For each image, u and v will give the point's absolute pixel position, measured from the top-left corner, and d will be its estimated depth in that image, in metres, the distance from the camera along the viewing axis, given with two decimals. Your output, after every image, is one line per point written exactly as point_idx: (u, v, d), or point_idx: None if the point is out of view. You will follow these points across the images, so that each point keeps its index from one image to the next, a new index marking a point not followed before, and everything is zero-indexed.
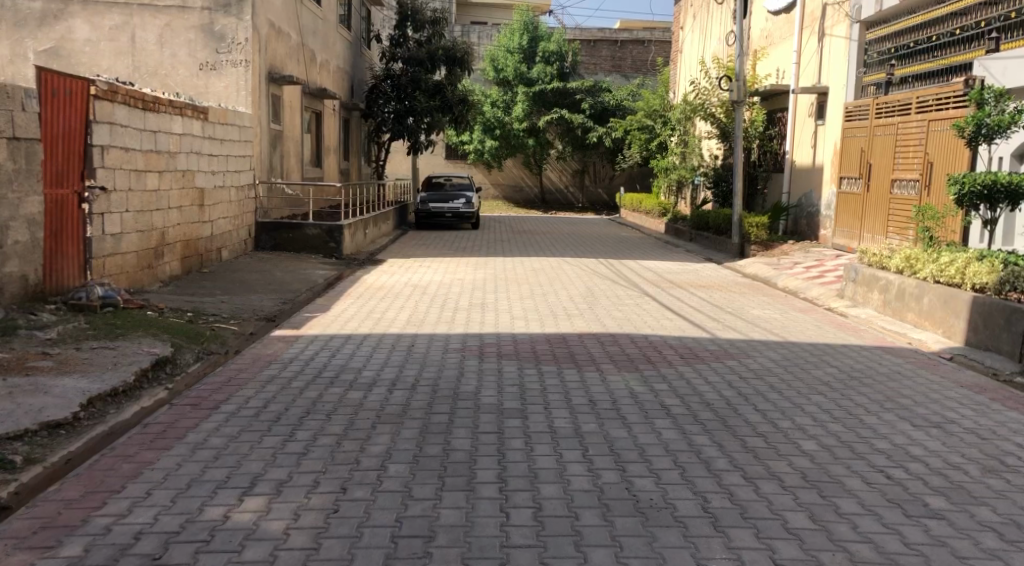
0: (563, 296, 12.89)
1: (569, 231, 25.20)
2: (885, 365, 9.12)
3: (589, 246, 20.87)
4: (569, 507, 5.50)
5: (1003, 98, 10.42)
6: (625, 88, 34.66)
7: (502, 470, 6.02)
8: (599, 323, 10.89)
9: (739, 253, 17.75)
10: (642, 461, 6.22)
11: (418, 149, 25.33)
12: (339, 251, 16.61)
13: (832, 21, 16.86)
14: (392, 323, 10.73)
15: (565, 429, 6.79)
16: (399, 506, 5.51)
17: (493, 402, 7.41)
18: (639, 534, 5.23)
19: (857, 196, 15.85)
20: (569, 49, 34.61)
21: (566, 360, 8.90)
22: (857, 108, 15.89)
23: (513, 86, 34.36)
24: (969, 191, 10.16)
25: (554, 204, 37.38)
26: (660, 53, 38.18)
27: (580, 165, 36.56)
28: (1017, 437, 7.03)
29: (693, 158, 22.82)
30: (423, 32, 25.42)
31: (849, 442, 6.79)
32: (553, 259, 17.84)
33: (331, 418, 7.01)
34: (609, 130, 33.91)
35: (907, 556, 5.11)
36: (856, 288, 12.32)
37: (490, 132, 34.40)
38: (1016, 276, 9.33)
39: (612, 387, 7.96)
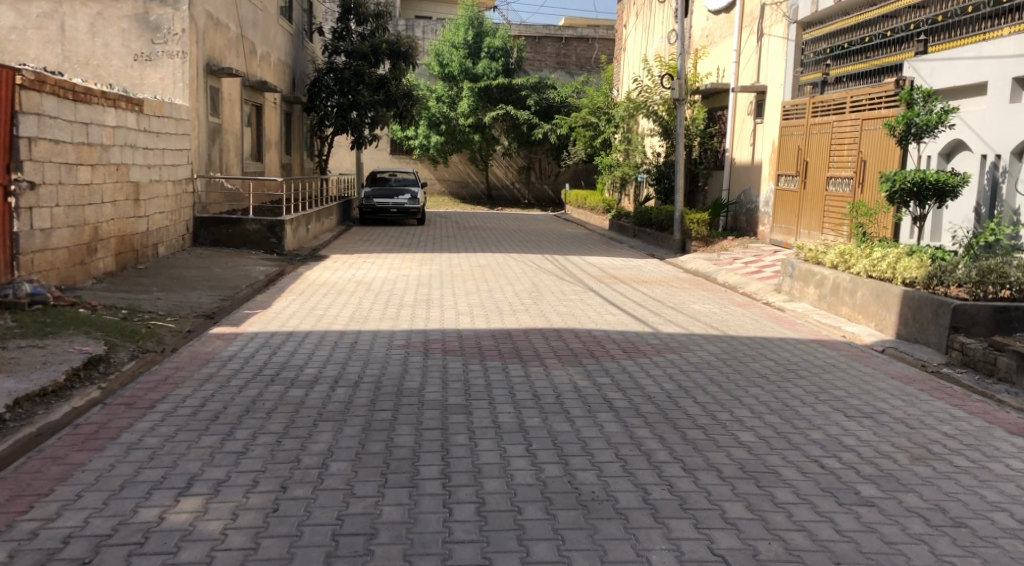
0: (508, 292, 12.96)
1: (515, 228, 25.21)
2: (820, 358, 9.35)
3: (534, 241, 21.00)
4: (512, 502, 5.57)
5: (932, 99, 10.74)
6: (570, 86, 34.89)
7: (445, 466, 6.06)
8: (544, 319, 10.97)
9: (680, 250, 17.94)
10: (585, 455, 6.31)
11: (362, 144, 25.36)
12: (280, 247, 16.43)
13: (770, 22, 17.20)
14: (335, 320, 10.68)
15: (509, 424, 6.86)
16: (340, 504, 5.53)
17: (436, 399, 7.44)
18: (582, 526, 5.31)
19: (793, 193, 16.15)
20: (513, 45, 34.66)
21: (510, 355, 8.97)
22: (794, 107, 16.18)
23: (457, 81, 34.22)
24: (900, 188, 10.45)
25: (500, 200, 37.49)
26: (603, 51, 38.51)
27: (526, 161, 36.71)
28: (943, 427, 7.26)
29: (637, 155, 23.04)
30: (367, 26, 25.41)
31: (785, 433, 6.95)
32: (499, 255, 17.89)
33: (271, 416, 6.99)
34: (553, 126, 34.22)
35: (839, 543, 5.26)
36: (793, 283, 12.57)
37: (434, 127, 34.27)
38: (943, 270, 9.68)
39: (556, 381, 8.06)
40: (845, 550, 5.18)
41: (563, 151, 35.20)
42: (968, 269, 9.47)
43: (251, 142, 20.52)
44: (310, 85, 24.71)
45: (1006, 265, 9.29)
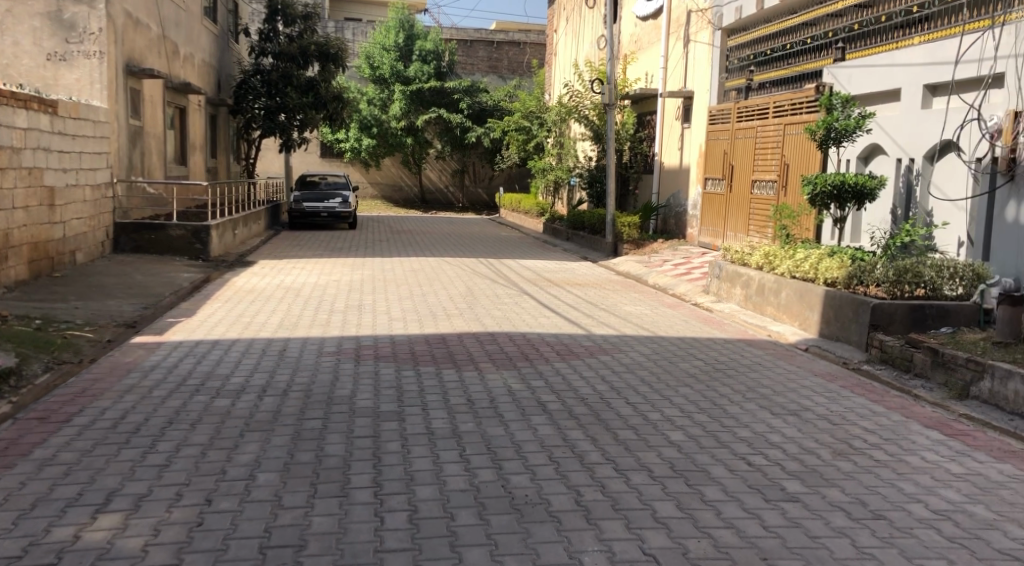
0: (442, 296, 13.03)
1: (448, 231, 25.25)
2: (747, 357, 9.61)
3: (468, 245, 21.09)
4: (444, 509, 5.65)
5: (849, 104, 11.11)
6: (502, 90, 35.11)
7: (377, 474, 6.12)
8: (479, 322, 11.06)
9: (612, 252, 18.19)
10: (518, 458, 6.42)
11: (290, 147, 25.12)
12: (205, 253, 16.25)
13: (696, 29, 17.57)
14: (263, 327, 10.65)
15: (442, 430, 6.94)
16: (269, 516, 5.54)
17: (368, 406, 7.49)
18: (514, 531, 5.41)
19: (720, 197, 16.50)
20: (445, 49, 34.73)
21: (444, 360, 9.05)
22: (719, 112, 16.54)
23: (388, 84, 34.12)
24: (821, 191, 10.78)
25: (433, 204, 37.52)
26: (535, 55, 38.81)
27: (459, 164, 36.82)
28: (864, 422, 7.54)
29: (569, 159, 23.38)
30: (295, 27, 25.13)
31: (713, 431, 7.16)
32: (432, 258, 17.96)
33: (196, 427, 6.97)
34: (487, 130, 34.42)
35: (765, 539, 5.44)
36: (721, 284, 12.86)
37: (365, 130, 34.13)
38: (863, 270, 9.99)
39: (490, 385, 8.16)
40: (771, 546, 5.36)
41: (497, 155, 35.38)
42: (885, 268, 9.79)
43: (175, 145, 20.25)
44: (237, 88, 24.65)
45: (920, 264, 9.63)
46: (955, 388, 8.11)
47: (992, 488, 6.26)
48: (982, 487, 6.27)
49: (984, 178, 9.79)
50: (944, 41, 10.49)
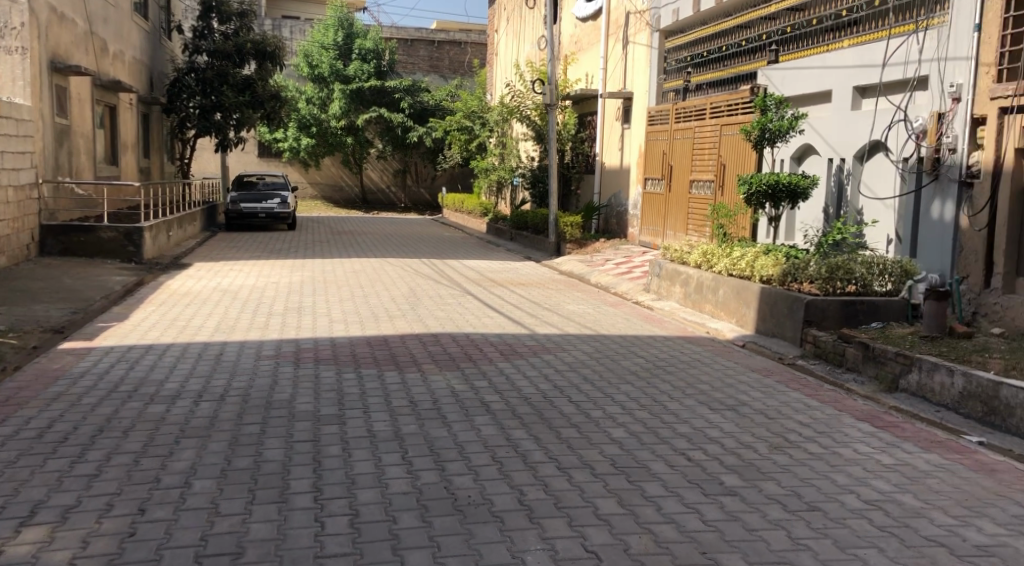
0: (384, 297, 13.05)
1: (391, 232, 25.23)
2: (686, 354, 9.80)
3: (410, 245, 21.10)
4: (385, 512, 5.68)
5: (783, 106, 11.37)
6: (444, 89, 35.19)
7: (317, 479, 6.13)
8: (421, 324, 11.11)
9: (555, 251, 18.35)
10: (461, 459, 6.48)
11: (226, 146, 24.87)
12: (137, 255, 16.01)
13: (635, 30, 17.82)
14: (199, 331, 10.57)
15: (384, 433, 6.99)
16: (205, 524, 5.51)
17: (308, 410, 7.49)
18: (456, 532, 5.44)
19: (659, 196, 16.73)
20: (385, 48, 34.62)
21: (386, 362, 9.09)
22: (658, 113, 16.78)
23: (328, 83, 33.90)
24: (756, 190, 11.01)
25: (375, 204, 37.39)
26: (476, 55, 38.91)
27: (401, 164, 36.78)
28: (798, 416, 7.75)
29: (512, 159, 23.51)
30: (230, 24, 24.98)
31: (653, 427, 7.30)
32: (373, 259, 17.94)
33: (128, 435, 6.91)
34: (428, 130, 34.42)
35: (704, 533, 5.53)
36: (660, 283, 13.07)
37: (304, 129, 33.83)
38: (796, 268, 10.24)
39: (433, 386, 8.23)
40: (709, 540, 5.45)
41: (438, 154, 35.40)
42: (819, 265, 10.03)
43: (105, 145, 19.95)
44: (170, 86, 24.32)
45: (852, 262, 9.88)
46: (885, 381, 8.36)
47: (920, 478, 6.45)
48: (911, 477, 6.46)
49: (910, 177, 10.11)
50: (872, 45, 10.82)
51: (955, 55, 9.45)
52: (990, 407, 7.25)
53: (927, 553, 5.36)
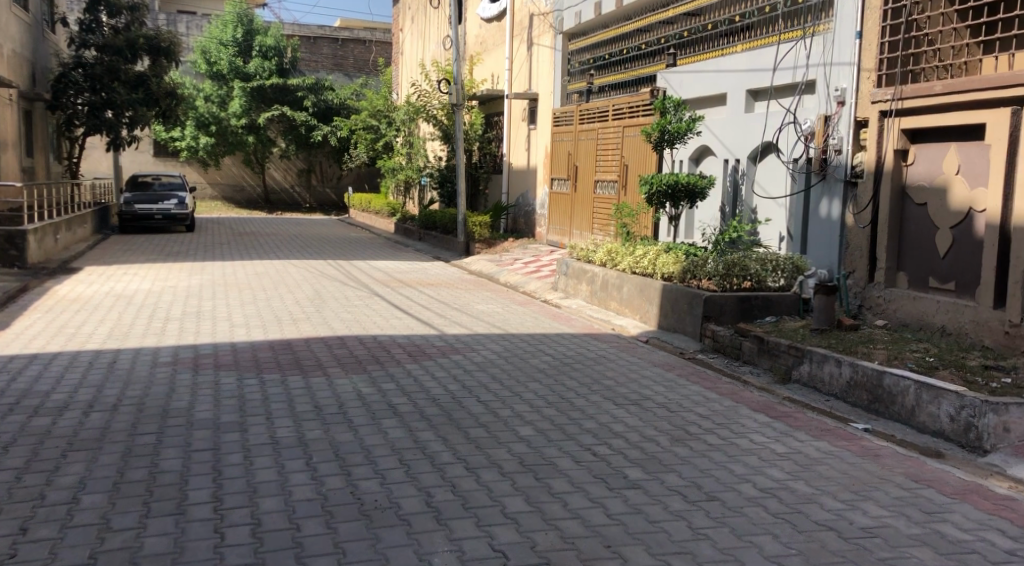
0: (289, 300, 13.00)
1: (296, 233, 25.06)
2: (592, 351, 10.05)
3: (316, 247, 20.99)
4: (289, 520, 5.62)
5: (681, 108, 11.74)
6: (349, 87, 34.80)
7: (217, 488, 6.05)
8: (327, 326, 11.10)
9: (464, 251, 18.49)
10: (367, 464, 6.50)
11: (118, 146, 24.49)
12: (21, 260, 15.58)
13: (538, 32, 18.11)
14: (90, 338, 10.36)
15: (288, 440, 6.97)
16: (95, 541, 5.34)
17: (208, 418, 7.44)
18: (363, 537, 5.41)
19: (565, 196, 17.02)
20: (286, 45, 34.26)
21: (291, 367, 9.08)
22: (562, 114, 17.09)
23: (227, 80, 33.25)
24: (657, 190, 11.33)
25: (278, 204, 36.99)
26: (380, 53, 38.84)
27: (305, 164, 36.50)
28: (699, 409, 8.02)
29: (419, 159, 23.53)
30: (120, 19, 24.25)
31: (561, 425, 7.48)
32: (277, 261, 17.80)
33: (12, 450, 6.71)
34: (333, 129, 34.22)
35: (609, 527, 5.59)
36: (567, 281, 13.32)
37: (203, 128, 33.21)
38: (696, 265, 10.59)
39: (339, 390, 8.26)
40: (614, 533, 5.52)
41: (344, 154, 35.21)
42: (716, 263, 10.39)
43: None
44: (55, 82, 23.26)
45: (746, 259, 10.26)
46: (780, 373, 8.73)
47: (812, 465, 6.68)
48: (803, 464, 6.68)
49: (800, 177, 10.58)
50: (763, 50, 11.26)
51: (839, 61, 9.92)
52: (875, 395, 7.65)
53: (817, 536, 5.50)
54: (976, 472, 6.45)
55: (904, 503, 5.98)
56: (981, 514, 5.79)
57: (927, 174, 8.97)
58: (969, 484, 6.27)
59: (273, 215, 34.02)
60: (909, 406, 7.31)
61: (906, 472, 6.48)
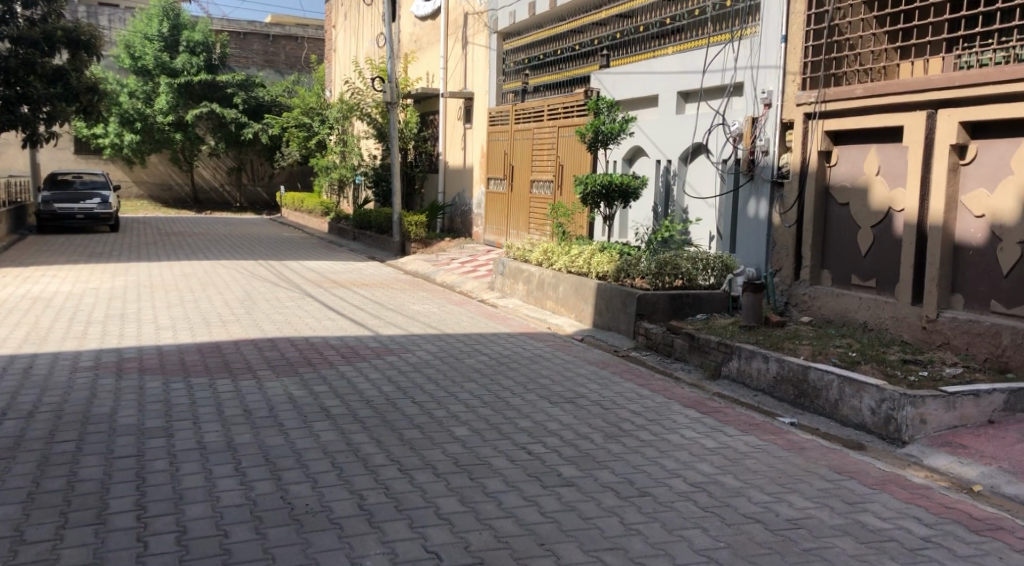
0: (218, 302, 12.86)
1: (225, 233, 24.75)
2: (527, 350, 10.14)
3: (247, 247, 20.76)
4: (216, 526, 5.58)
5: (614, 109, 11.90)
6: (280, 85, 34.99)
7: (140, 496, 5.98)
8: (258, 329, 11.03)
9: (400, 251, 18.45)
10: (298, 468, 6.50)
11: (34, 140, 20.74)
12: None
13: (473, 31, 18.17)
14: (7, 343, 10.14)
15: (215, 444, 6.93)
16: (7, 555, 5.24)
17: (131, 424, 7.35)
18: (293, 542, 5.41)
19: (501, 196, 17.11)
20: (216, 41, 33.78)
21: (220, 370, 9.01)
22: (498, 113, 17.19)
23: (152, 76, 32.63)
24: (591, 189, 11.46)
25: (207, 203, 36.51)
26: (312, 50, 38.58)
27: (236, 162, 36.05)
28: (632, 405, 8.16)
29: (353, 157, 23.42)
30: (34, 10, 20.49)
31: (496, 424, 7.55)
32: (207, 262, 17.58)
33: None
34: (264, 126, 33.90)
35: (543, 525, 5.68)
36: (504, 280, 13.42)
37: (127, 124, 32.57)
38: (629, 264, 10.75)
39: (269, 393, 8.23)
40: (548, 531, 5.60)
41: (276, 152, 34.90)
42: (649, 262, 10.56)
43: None
44: None
45: (678, 258, 10.46)
46: (710, 368, 8.92)
47: (741, 459, 6.85)
48: (732, 458, 6.85)
49: (728, 178, 10.81)
50: (693, 52, 11.46)
51: (765, 64, 10.15)
52: (800, 390, 7.86)
53: (745, 529, 5.65)
54: (896, 462, 6.68)
55: (828, 494, 6.16)
56: (900, 503, 6.01)
57: (850, 175, 9.27)
58: (889, 474, 6.49)
59: (203, 215, 33.55)
60: (833, 400, 7.53)
61: (831, 465, 6.68)
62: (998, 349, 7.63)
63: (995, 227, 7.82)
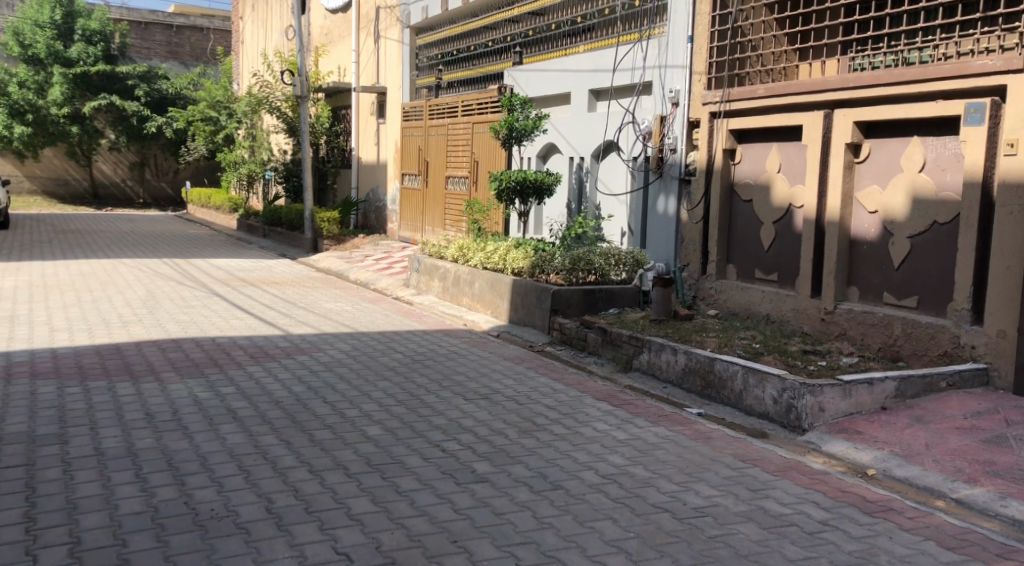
0: (117, 301, 12.62)
1: (126, 230, 24.09)
2: (442, 347, 10.24)
3: (150, 244, 20.34)
4: (114, 536, 5.53)
5: (528, 105, 12.06)
6: (185, 77, 34.10)
7: (32, 507, 5.88)
8: (161, 329, 10.87)
9: (312, 248, 18.30)
10: (203, 472, 6.48)
11: None
12: None
13: (385, 26, 18.15)
14: None
15: (115, 450, 6.85)
16: None
17: (23, 432, 7.20)
18: (197, 549, 5.40)
19: (416, 192, 17.14)
20: (115, 30, 33.32)
21: (119, 373, 8.87)
22: (412, 109, 17.22)
23: (45, 66, 31.58)
24: (506, 186, 11.58)
25: (108, 199, 35.56)
26: (219, 42, 38.04)
27: (138, 157, 35.18)
28: (545, 400, 8.33)
29: (262, 152, 23.14)
30: None
31: (410, 422, 7.64)
32: (108, 261, 17.18)
33: None
34: (168, 120, 33.20)
35: (455, 522, 5.79)
36: (419, 277, 13.47)
37: (18, 116, 31.11)
38: (545, 260, 10.91)
39: (173, 396, 8.15)
40: (460, 528, 5.72)
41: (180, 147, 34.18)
42: (563, 258, 10.75)
43: None
44: None
45: (591, 254, 10.69)
46: (621, 362, 9.16)
47: (650, 450, 7.08)
48: (642, 449, 7.06)
49: (639, 175, 11.06)
50: (603, 51, 11.68)
51: (672, 63, 10.42)
52: (707, 381, 8.13)
53: (653, 518, 5.86)
54: (796, 450, 6.98)
55: (732, 482, 6.42)
56: (800, 488, 6.30)
57: (753, 172, 9.62)
58: (790, 461, 6.78)
59: (104, 211, 32.67)
60: (737, 390, 7.82)
61: (735, 453, 6.95)
62: (890, 338, 8.04)
63: (888, 222, 8.23)
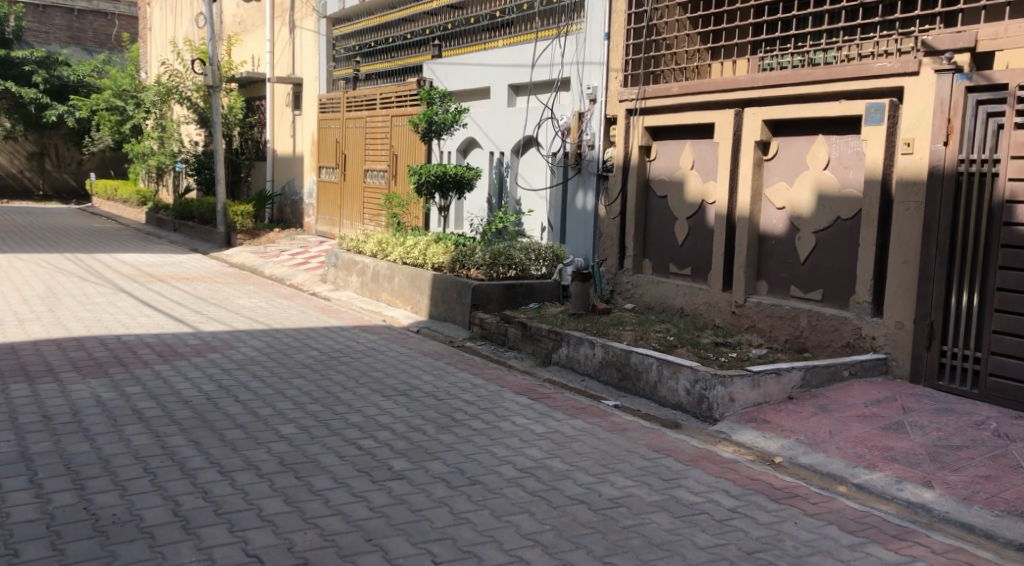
0: (15, 299, 12.28)
1: (26, 224, 23.34)
2: (360, 343, 10.25)
3: (52, 239, 19.79)
4: (7, 545, 5.43)
5: (447, 99, 12.14)
6: (88, 64, 33.22)
7: None
8: (62, 328, 10.64)
9: (225, 242, 18.05)
10: (105, 476, 6.40)
11: None
12: None
13: (300, 16, 17.99)
14: None
15: (11, 455, 6.72)
16: None
17: None
18: (97, 556, 5.35)
19: (334, 185, 17.04)
20: (9, 14, 31.98)
21: (16, 374, 8.67)
22: (330, 101, 17.12)
23: None
24: (426, 180, 11.63)
25: (4, 190, 34.38)
26: (124, 28, 37.13)
27: (37, 146, 34.10)
28: (464, 395, 8.43)
29: (172, 144, 22.46)
30: None
31: (326, 420, 7.66)
32: (7, 256, 16.67)
33: None
34: (70, 108, 32.24)
35: (370, 520, 5.86)
36: (336, 273, 13.44)
37: None
38: (465, 255, 11.01)
39: (73, 398, 8.02)
40: (376, 526, 5.78)
41: (84, 136, 33.24)
42: (484, 253, 10.86)
43: None
44: None
45: (511, 249, 10.82)
46: (540, 356, 9.31)
47: (567, 442, 7.24)
48: (558, 442, 7.22)
49: (558, 170, 11.22)
50: (522, 46, 11.79)
51: (590, 60, 10.60)
52: (623, 374, 8.33)
53: (568, 510, 6.01)
54: (708, 439, 7.22)
55: (646, 472, 6.61)
56: (710, 477, 6.52)
57: (667, 168, 9.86)
58: (701, 451, 7.01)
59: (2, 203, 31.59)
60: (652, 382, 8.03)
61: (648, 444, 7.15)
62: (797, 330, 8.34)
63: (794, 218, 8.54)
